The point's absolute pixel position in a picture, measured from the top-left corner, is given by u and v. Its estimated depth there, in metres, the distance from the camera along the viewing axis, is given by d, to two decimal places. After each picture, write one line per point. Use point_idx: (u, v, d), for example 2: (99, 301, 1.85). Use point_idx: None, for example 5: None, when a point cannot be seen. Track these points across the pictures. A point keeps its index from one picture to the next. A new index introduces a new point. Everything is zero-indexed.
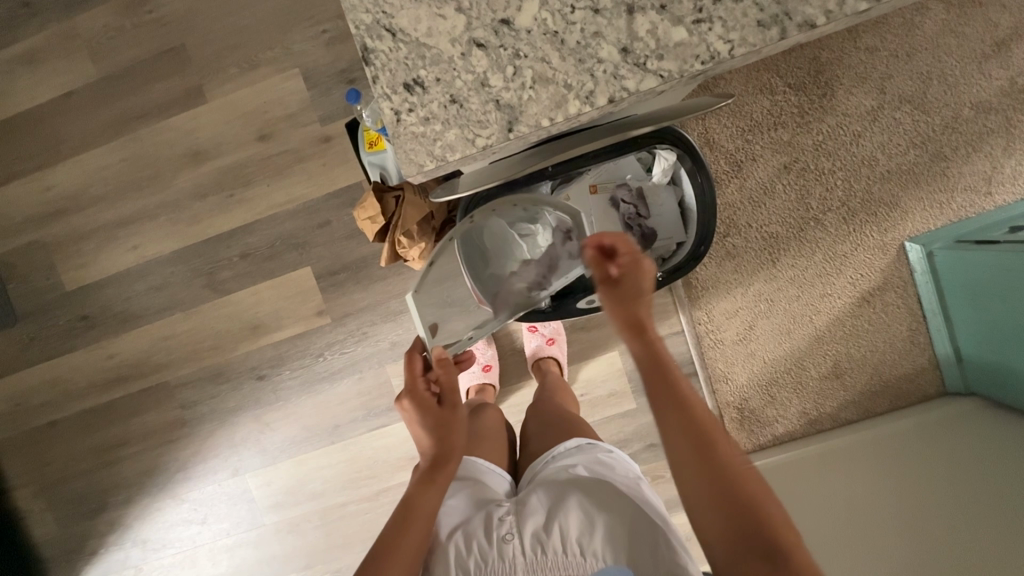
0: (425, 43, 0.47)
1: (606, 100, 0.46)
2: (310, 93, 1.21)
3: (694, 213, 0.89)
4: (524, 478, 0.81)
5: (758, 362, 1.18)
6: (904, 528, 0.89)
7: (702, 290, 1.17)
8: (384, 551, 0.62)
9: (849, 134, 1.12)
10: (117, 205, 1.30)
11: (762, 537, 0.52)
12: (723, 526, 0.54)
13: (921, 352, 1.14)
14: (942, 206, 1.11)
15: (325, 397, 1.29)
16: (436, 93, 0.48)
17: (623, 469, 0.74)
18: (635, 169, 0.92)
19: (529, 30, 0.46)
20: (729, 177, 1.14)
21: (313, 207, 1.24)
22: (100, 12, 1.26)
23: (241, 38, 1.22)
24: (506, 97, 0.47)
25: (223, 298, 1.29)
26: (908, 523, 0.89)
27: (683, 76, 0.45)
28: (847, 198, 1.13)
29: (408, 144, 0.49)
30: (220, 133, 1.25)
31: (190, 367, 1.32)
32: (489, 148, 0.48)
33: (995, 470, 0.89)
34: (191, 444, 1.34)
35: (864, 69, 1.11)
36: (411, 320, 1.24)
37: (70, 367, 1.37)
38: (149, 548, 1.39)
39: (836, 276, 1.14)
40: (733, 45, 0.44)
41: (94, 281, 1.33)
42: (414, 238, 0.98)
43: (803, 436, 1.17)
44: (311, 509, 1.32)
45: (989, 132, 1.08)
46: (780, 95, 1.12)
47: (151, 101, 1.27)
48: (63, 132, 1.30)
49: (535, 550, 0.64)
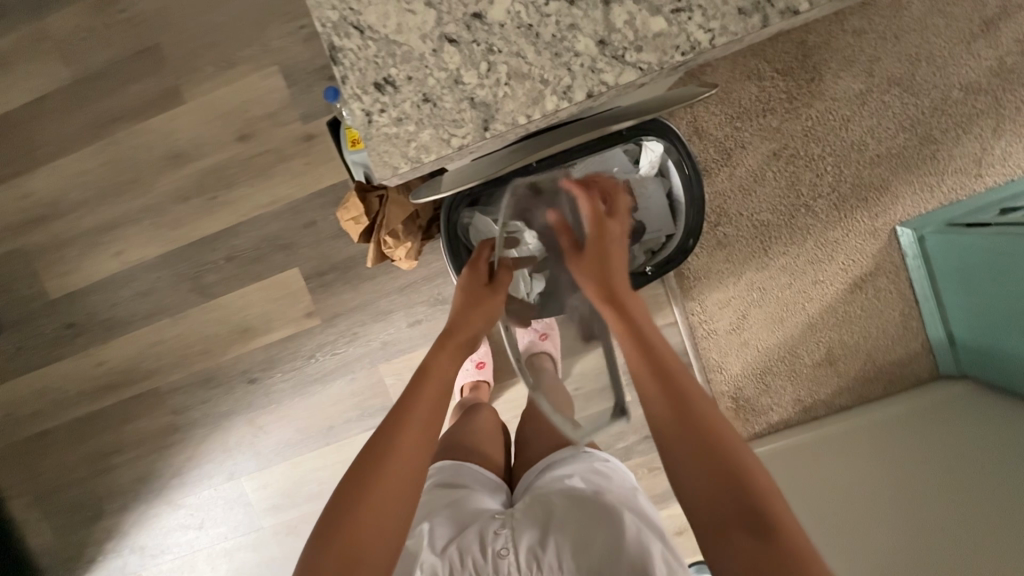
0: (396, 39, 0.46)
1: (584, 95, 0.44)
2: (290, 91, 1.19)
3: (683, 205, 0.88)
4: (520, 487, 0.81)
5: (752, 350, 1.17)
6: (898, 510, 0.89)
7: (694, 281, 1.17)
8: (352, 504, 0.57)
9: (838, 118, 1.11)
10: (98, 210, 1.27)
11: (749, 506, 0.51)
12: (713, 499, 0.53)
13: (914, 337, 1.14)
14: (932, 190, 1.10)
15: (318, 399, 1.28)
16: (408, 92, 0.46)
17: (619, 480, 0.74)
18: (622, 161, 0.89)
19: (502, 23, 0.44)
20: (718, 166, 1.13)
21: (298, 207, 1.22)
22: (71, 13, 1.23)
23: (218, 35, 1.20)
24: (480, 94, 0.45)
25: (211, 302, 1.27)
26: (902, 506, 0.90)
27: (663, 67, 0.43)
28: (837, 184, 1.12)
29: (382, 146, 0.47)
30: (200, 134, 1.23)
31: (180, 373, 1.31)
32: (465, 148, 0.47)
33: (989, 453, 0.88)
34: (184, 449, 1.33)
35: (852, 52, 1.09)
36: (402, 319, 1.23)
37: (58, 376, 1.35)
38: (148, 555, 1.38)
39: (828, 263, 1.13)
40: (714, 34, 0.42)
41: (78, 288, 1.31)
42: (399, 237, 0.96)
43: (799, 424, 1.17)
44: (309, 510, 1.31)
45: (979, 113, 1.07)
46: (767, 81, 1.11)
47: (128, 103, 1.24)
48: (39, 137, 1.27)
49: (530, 566, 0.64)
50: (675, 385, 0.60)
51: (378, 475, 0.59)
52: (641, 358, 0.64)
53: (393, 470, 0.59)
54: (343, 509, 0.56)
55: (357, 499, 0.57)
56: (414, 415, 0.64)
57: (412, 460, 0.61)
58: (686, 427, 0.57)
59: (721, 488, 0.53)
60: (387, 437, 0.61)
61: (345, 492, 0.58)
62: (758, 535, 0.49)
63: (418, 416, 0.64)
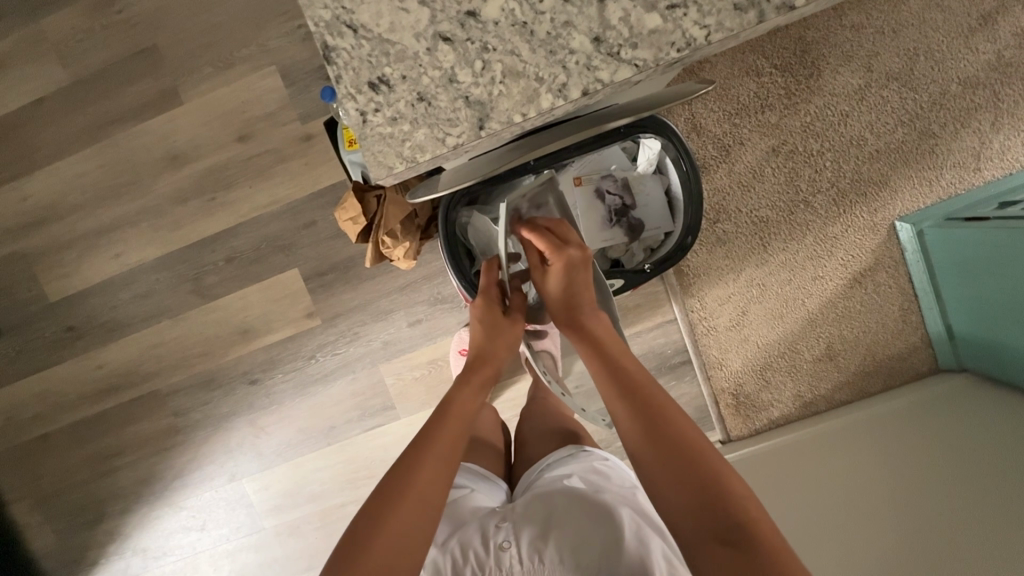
0: (389, 38, 0.45)
1: (580, 93, 0.44)
2: (288, 91, 1.19)
3: (681, 202, 0.88)
4: (520, 486, 0.81)
5: (752, 347, 1.17)
6: (896, 500, 0.88)
7: (694, 278, 1.16)
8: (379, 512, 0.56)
9: (836, 114, 1.10)
10: (97, 213, 1.27)
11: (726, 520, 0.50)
12: (693, 511, 0.51)
13: (914, 331, 1.14)
14: (931, 184, 1.10)
15: (319, 399, 1.28)
16: (403, 91, 0.46)
17: (618, 479, 0.74)
18: (620, 159, 0.91)
19: (497, 21, 0.44)
20: (716, 162, 1.13)
21: (296, 207, 1.22)
22: (67, 15, 1.22)
23: (215, 36, 1.20)
24: (475, 93, 0.45)
25: (211, 303, 1.27)
26: (901, 496, 0.89)
27: (659, 64, 0.43)
28: (836, 179, 1.11)
29: (376, 145, 0.47)
30: (198, 135, 1.23)
31: (181, 374, 1.31)
32: (460, 148, 0.47)
33: (989, 446, 0.88)
34: (186, 450, 1.33)
35: (850, 47, 1.09)
36: (402, 319, 1.23)
37: (58, 379, 1.35)
38: (150, 556, 1.38)
39: (827, 258, 1.13)
40: (709, 30, 0.42)
41: (78, 291, 1.31)
42: (397, 237, 0.96)
43: (800, 420, 1.17)
44: (311, 511, 1.31)
45: (978, 107, 1.07)
46: (766, 76, 1.10)
47: (126, 104, 1.24)
48: (37, 139, 1.27)
49: (532, 559, 0.63)
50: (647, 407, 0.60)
51: (395, 513, 0.56)
52: (608, 388, 0.64)
53: (411, 505, 0.57)
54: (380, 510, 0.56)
55: (383, 510, 0.56)
56: (432, 453, 0.62)
57: (430, 496, 0.59)
58: (654, 448, 0.56)
59: (697, 499, 0.52)
60: (411, 465, 0.60)
61: (359, 530, 0.55)
62: (735, 542, 0.48)
63: (436, 453, 0.62)
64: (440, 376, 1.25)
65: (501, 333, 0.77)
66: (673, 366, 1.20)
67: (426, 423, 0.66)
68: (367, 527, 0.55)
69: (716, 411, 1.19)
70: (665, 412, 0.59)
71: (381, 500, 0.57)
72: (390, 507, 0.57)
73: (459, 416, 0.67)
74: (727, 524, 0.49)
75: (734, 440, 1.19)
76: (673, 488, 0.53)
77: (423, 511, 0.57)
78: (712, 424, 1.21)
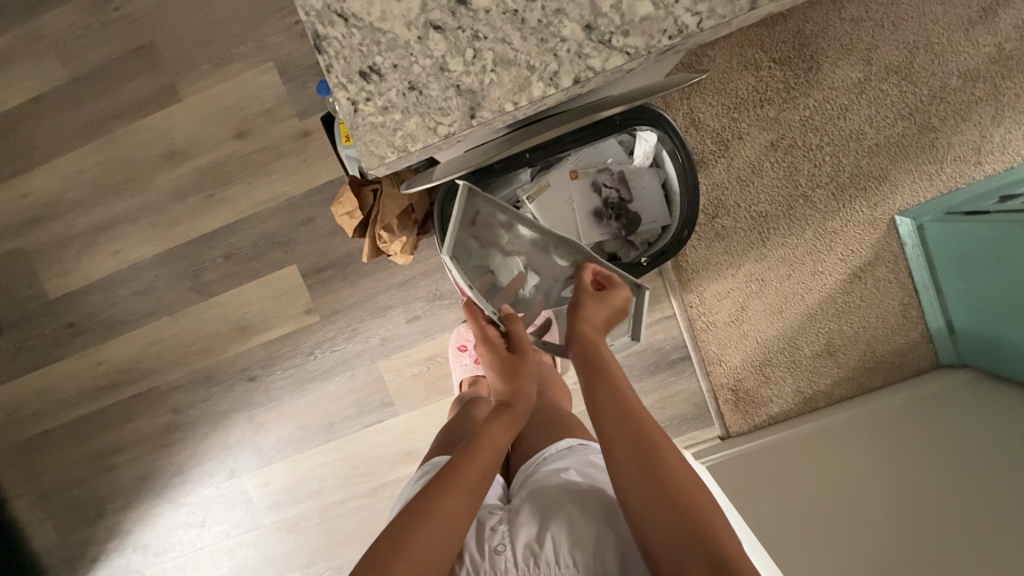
0: (380, 27, 0.45)
1: (571, 81, 0.44)
2: (286, 88, 1.19)
3: (679, 195, 0.87)
4: (516, 479, 0.80)
5: (751, 342, 1.17)
6: (893, 494, 0.88)
7: (692, 274, 1.16)
8: (401, 531, 0.57)
9: (836, 107, 1.10)
10: (96, 210, 1.27)
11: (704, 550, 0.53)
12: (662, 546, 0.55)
13: (914, 326, 1.13)
14: (931, 178, 1.09)
15: (318, 396, 1.28)
16: (394, 81, 0.46)
17: None
18: (616, 152, 0.90)
19: (487, 9, 0.44)
20: (715, 157, 1.12)
21: (295, 203, 1.22)
22: (66, 11, 1.23)
23: (213, 33, 1.20)
24: (466, 81, 0.45)
25: (210, 300, 1.27)
26: (898, 487, 0.89)
27: (651, 51, 0.43)
28: (835, 174, 1.11)
29: (368, 135, 0.47)
30: (197, 132, 1.22)
31: (181, 371, 1.31)
32: (452, 137, 0.47)
33: (990, 443, 0.88)
34: (186, 447, 1.33)
35: (849, 41, 1.09)
36: (401, 315, 1.23)
37: (58, 376, 1.35)
38: (150, 553, 1.38)
39: (826, 253, 1.13)
40: (701, 17, 0.42)
41: (77, 288, 1.31)
42: (394, 232, 0.96)
43: (798, 415, 1.17)
44: (310, 507, 1.32)
45: (977, 101, 1.06)
46: (764, 70, 1.10)
47: (125, 101, 1.24)
48: (37, 137, 1.27)
49: (528, 562, 0.63)
50: (641, 442, 0.60)
51: (417, 536, 0.57)
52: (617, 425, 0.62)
53: (433, 533, 0.57)
54: (405, 530, 0.57)
55: (405, 533, 0.57)
56: (457, 484, 0.61)
57: (453, 528, 0.59)
58: (653, 504, 0.56)
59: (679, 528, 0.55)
60: (439, 489, 0.61)
61: (379, 553, 0.56)
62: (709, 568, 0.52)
63: (462, 484, 0.61)
64: (439, 373, 1.25)
65: (517, 369, 0.73)
66: (671, 361, 1.20)
67: (457, 452, 0.65)
68: (387, 552, 0.56)
69: (714, 407, 1.19)
70: (658, 459, 0.59)
71: (404, 527, 0.58)
72: (415, 524, 0.58)
73: (489, 452, 0.66)
74: (706, 560, 0.53)
75: (732, 436, 1.19)
76: (668, 529, 0.55)
77: (445, 535, 0.58)
78: (711, 420, 1.20)
